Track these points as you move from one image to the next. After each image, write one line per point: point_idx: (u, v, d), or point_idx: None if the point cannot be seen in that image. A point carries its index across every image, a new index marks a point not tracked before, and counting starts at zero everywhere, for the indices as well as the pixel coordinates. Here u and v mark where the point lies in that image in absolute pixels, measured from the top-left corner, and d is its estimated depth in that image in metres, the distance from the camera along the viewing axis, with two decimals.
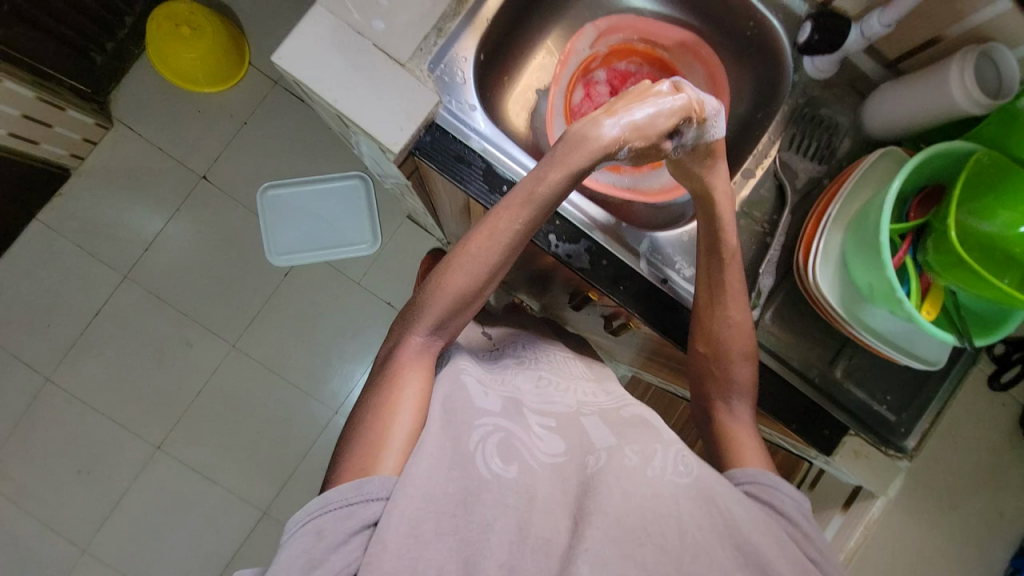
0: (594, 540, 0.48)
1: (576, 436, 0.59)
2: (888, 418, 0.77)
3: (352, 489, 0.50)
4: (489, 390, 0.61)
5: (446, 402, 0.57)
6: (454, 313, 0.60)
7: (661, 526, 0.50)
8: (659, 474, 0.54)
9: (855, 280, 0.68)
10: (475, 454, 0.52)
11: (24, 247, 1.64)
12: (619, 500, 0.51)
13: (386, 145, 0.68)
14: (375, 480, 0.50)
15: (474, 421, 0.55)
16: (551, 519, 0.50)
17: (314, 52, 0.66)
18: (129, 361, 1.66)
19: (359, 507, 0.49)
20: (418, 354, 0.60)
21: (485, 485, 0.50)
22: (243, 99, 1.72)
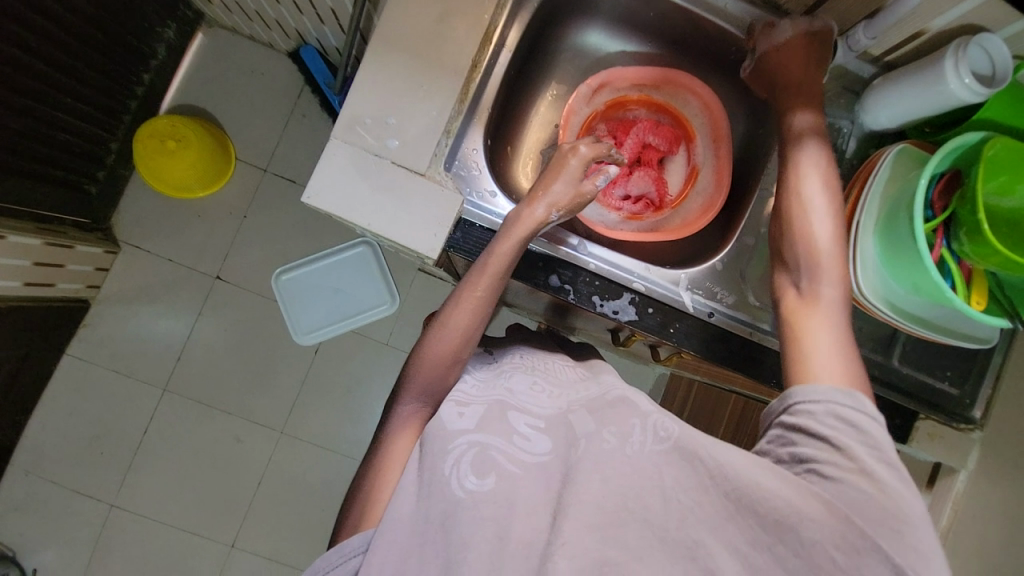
0: (569, 532, 0.50)
1: (562, 431, 0.60)
2: (952, 393, 0.81)
3: (335, 551, 0.56)
4: (467, 407, 0.63)
5: (425, 438, 0.62)
6: (438, 378, 0.68)
7: (645, 501, 0.52)
8: (639, 449, 0.56)
9: (896, 280, 0.70)
10: (448, 479, 0.55)
11: (61, 384, 1.67)
12: (597, 488, 0.52)
13: (423, 253, 0.71)
14: (355, 537, 0.56)
15: (450, 443, 0.58)
16: (534, 521, 0.53)
17: (339, 182, 0.69)
18: (185, 470, 1.68)
19: (342, 564, 0.55)
20: (407, 418, 0.66)
21: (463, 502, 0.54)
22: (238, 193, 1.75)
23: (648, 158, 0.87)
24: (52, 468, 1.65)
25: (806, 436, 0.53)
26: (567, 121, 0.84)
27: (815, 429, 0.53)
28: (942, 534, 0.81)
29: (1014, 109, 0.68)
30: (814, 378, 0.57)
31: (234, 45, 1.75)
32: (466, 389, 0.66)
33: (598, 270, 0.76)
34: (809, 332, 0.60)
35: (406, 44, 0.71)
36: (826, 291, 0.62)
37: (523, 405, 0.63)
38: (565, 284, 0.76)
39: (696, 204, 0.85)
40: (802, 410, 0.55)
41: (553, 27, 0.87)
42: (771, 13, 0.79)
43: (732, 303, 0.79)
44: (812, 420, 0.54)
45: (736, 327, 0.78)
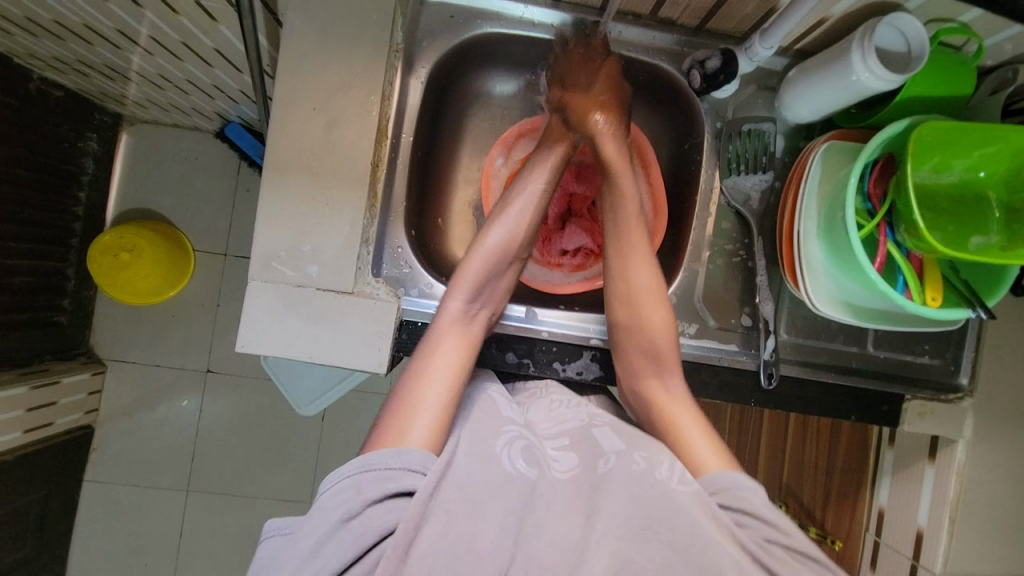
0: (602, 532, 0.52)
1: (591, 447, 0.62)
2: (934, 364, 0.79)
3: (391, 455, 0.54)
4: (513, 406, 0.66)
5: (474, 410, 0.64)
6: (489, 282, 0.71)
7: (671, 523, 0.52)
8: (665, 480, 0.56)
9: (849, 282, 0.68)
10: (502, 455, 0.57)
11: (87, 511, 1.65)
12: (625, 502, 0.54)
13: (372, 370, 0.69)
14: (414, 453, 0.55)
15: (501, 428, 0.61)
16: (567, 520, 0.53)
17: (270, 324, 0.68)
18: (229, 562, 1.67)
19: (395, 473, 0.53)
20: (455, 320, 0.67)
21: (510, 481, 0.55)
22: (204, 283, 1.68)
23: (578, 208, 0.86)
24: None
25: (764, 523, 0.54)
26: (488, 184, 0.83)
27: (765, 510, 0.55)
28: (950, 509, 0.78)
29: (938, 80, 0.65)
30: (705, 471, 0.59)
31: (160, 137, 1.66)
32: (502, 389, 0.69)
33: (552, 335, 0.76)
34: (676, 415, 0.65)
35: (303, 165, 0.68)
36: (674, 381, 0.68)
37: (551, 433, 0.65)
38: (522, 357, 0.75)
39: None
40: (743, 490, 0.56)
41: (455, 89, 0.84)
42: (664, 31, 0.77)
43: (694, 332, 0.78)
44: (756, 505, 0.55)
45: (704, 357, 0.77)
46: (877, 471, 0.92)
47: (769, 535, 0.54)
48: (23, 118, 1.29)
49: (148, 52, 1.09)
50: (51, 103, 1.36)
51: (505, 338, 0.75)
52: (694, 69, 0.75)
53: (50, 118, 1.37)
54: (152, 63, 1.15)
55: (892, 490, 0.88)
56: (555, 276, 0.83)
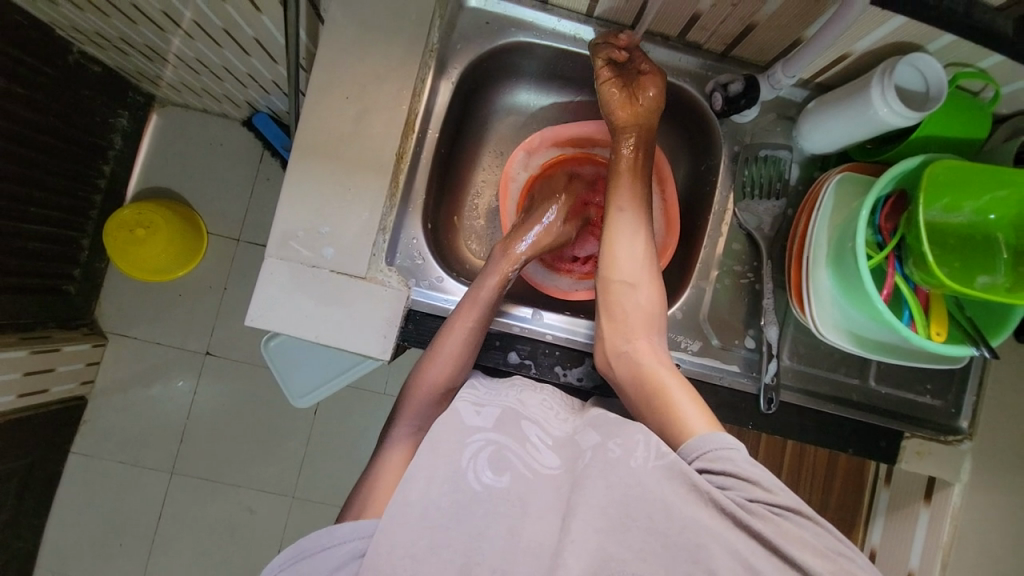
0: (578, 531, 0.52)
1: (571, 447, 0.62)
2: (936, 404, 0.79)
3: (325, 534, 0.57)
4: (484, 408, 0.65)
5: (439, 423, 0.63)
6: (432, 406, 0.70)
7: (647, 509, 0.53)
8: (642, 463, 0.56)
9: (855, 312, 0.69)
10: (466, 472, 0.57)
11: (70, 483, 1.64)
12: (603, 493, 0.55)
13: (375, 356, 0.70)
14: (346, 526, 0.57)
15: (467, 439, 0.60)
16: (544, 522, 0.54)
17: (280, 300, 0.69)
18: (204, 549, 1.65)
19: (332, 548, 0.56)
20: (401, 439, 0.69)
21: (477, 495, 0.56)
22: (214, 266, 1.70)
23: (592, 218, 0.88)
24: (74, 566, 1.63)
25: (742, 481, 0.54)
26: (505, 188, 0.85)
27: (744, 469, 0.55)
28: (942, 555, 0.77)
29: (954, 119, 0.67)
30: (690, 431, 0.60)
31: (189, 121, 1.70)
32: (478, 393, 0.68)
33: (556, 340, 0.76)
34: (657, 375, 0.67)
35: (330, 150, 0.70)
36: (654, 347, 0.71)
37: (535, 416, 0.65)
38: (525, 358, 0.76)
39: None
40: (722, 455, 0.56)
41: (482, 94, 0.86)
42: (692, 53, 0.79)
43: (697, 349, 0.78)
44: (737, 465, 0.55)
45: (704, 375, 0.77)
46: (871, 511, 0.92)
47: (750, 497, 0.53)
48: (60, 89, 1.32)
49: (189, 36, 1.12)
50: (88, 78, 1.40)
51: (510, 337, 0.76)
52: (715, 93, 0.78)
53: (86, 92, 1.41)
54: (190, 47, 1.18)
55: (884, 529, 0.88)
56: (568, 285, 0.85)
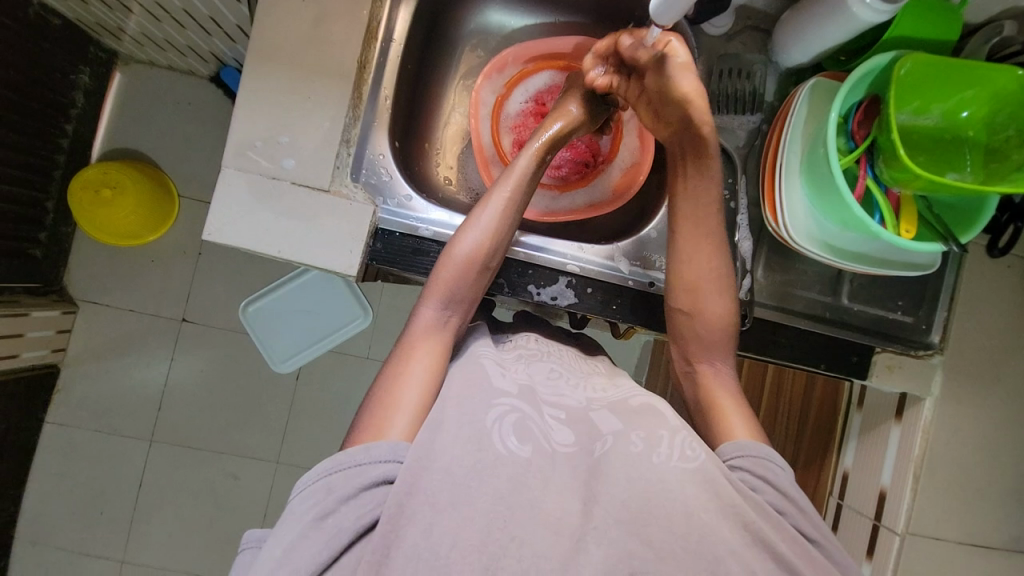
0: (600, 519, 0.48)
1: (586, 426, 0.56)
2: (908, 321, 0.79)
3: (361, 451, 0.53)
4: (507, 373, 0.60)
5: (465, 380, 0.58)
6: (463, 288, 0.67)
7: (667, 510, 0.48)
8: (664, 461, 0.52)
9: (830, 219, 0.68)
10: (492, 432, 0.51)
11: (46, 454, 1.60)
12: (627, 486, 0.49)
13: (343, 272, 0.68)
14: (384, 444, 0.53)
15: (491, 400, 0.55)
16: (565, 500, 0.49)
17: (241, 215, 0.66)
18: (188, 517, 1.63)
19: (366, 466, 0.52)
20: (428, 325, 0.65)
21: (501, 459, 0.50)
22: (189, 230, 1.65)
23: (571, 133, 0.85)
24: (55, 537, 1.60)
25: (778, 497, 0.54)
26: (477, 111, 0.81)
27: (777, 482, 0.56)
28: (913, 467, 0.78)
29: (928, 18, 0.66)
30: (731, 436, 0.61)
31: (155, 80, 1.62)
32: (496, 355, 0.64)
33: (529, 258, 0.74)
34: (721, 397, 0.65)
35: (289, 59, 0.67)
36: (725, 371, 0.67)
37: (551, 395, 0.60)
38: (498, 278, 0.74)
39: (633, 149, 0.84)
40: (764, 462, 0.57)
41: (448, 13, 0.84)
42: None
43: None
44: (775, 475, 0.56)
45: None
46: (844, 436, 0.92)
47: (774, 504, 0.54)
48: (19, 40, 1.24)
49: None
50: (48, 31, 1.31)
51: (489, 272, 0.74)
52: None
53: (46, 46, 1.32)
54: None
55: (858, 451, 0.89)
56: (563, 199, 0.85)
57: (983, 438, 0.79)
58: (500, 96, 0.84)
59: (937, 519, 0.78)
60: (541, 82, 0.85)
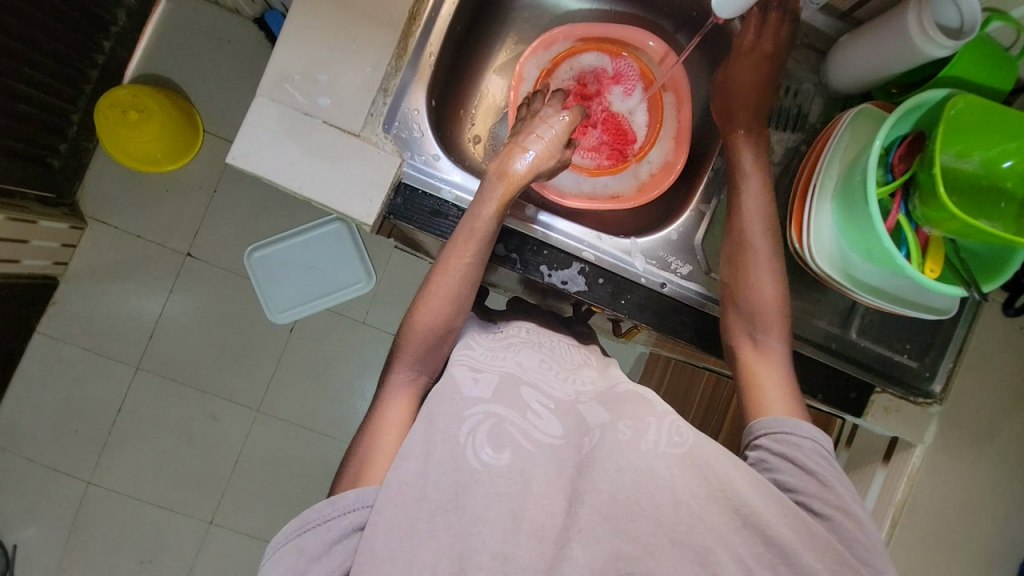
0: (586, 519, 0.49)
1: (574, 420, 0.58)
2: (911, 365, 0.78)
3: (327, 504, 0.53)
4: (481, 376, 0.59)
5: (436, 394, 0.58)
6: (431, 348, 0.65)
7: (655, 501, 0.49)
8: (652, 448, 0.53)
9: (854, 247, 0.68)
10: (464, 448, 0.52)
11: (32, 363, 1.60)
12: (613, 479, 0.51)
13: (359, 219, 0.68)
14: (351, 494, 0.53)
15: (465, 412, 0.55)
16: (548, 501, 0.51)
17: (267, 145, 0.65)
18: (162, 449, 1.63)
19: (336, 519, 0.52)
20: (400, 386, 0.63)
21: (475, 476, 0.51)
22: (207, 167, 1.64)
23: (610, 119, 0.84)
24: (27, 446, 1.60)
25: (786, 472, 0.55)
26: (519, 82, 0.80)
27: (799, 458, 0.56)
28: (893, 511, 0.78)
29: (984, 63, 0.65)
30: (765, 410, 0.60)
31: (197, 11, 1.60)
32: (476, 356, 0.62)
33: (547, 238, 0.74)
34: (764, 375, 0.63)
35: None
36: (777, 345, 0.64)
37: (535, 383, 0.60)
38: (511, 253, 0.73)
39: (668, 148, 0.83)
40: (787, 439, 0.57)
41: None
42: None
43: (686, 273, 0.76)
44: (798, 452, 0.56)
45: (690, 298, 0.75)
46: None
47: (789, 481, 0.55)
48: None
49: None
50: None
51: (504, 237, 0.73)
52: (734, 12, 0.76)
53: None
54: None
55: None
56: (588, 183, 0.82)
57: (966, 492, 0.78)
58: (543, 70, 0.82)
59: (906, 567, 0.78)
60: (587, 61, 0.84)
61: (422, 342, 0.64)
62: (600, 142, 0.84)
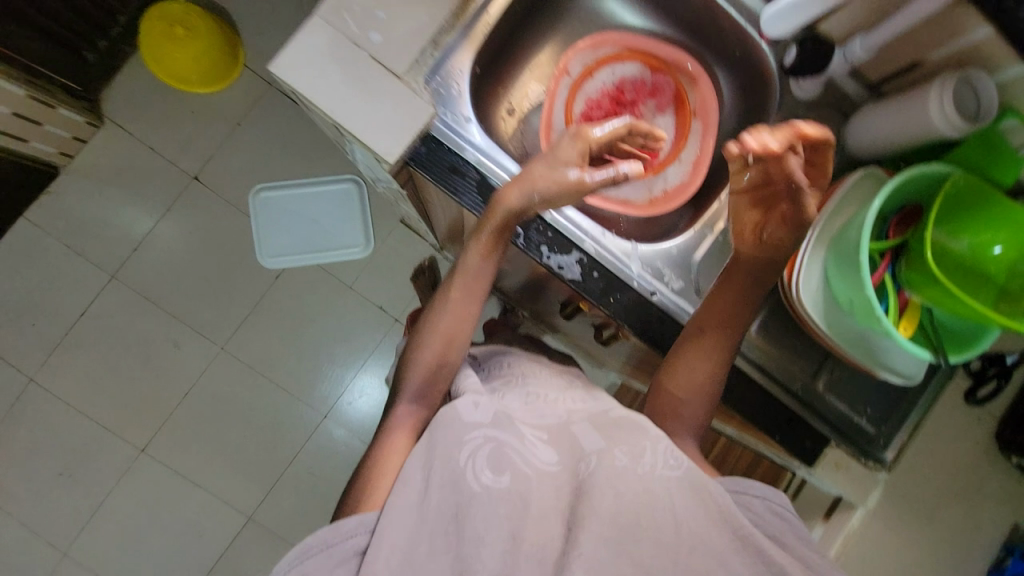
0: (588, 543, 0.53)
1: (568, 446, 0.62)
2: (868, 430, 0.80)
3: (330, 530, 0.57)
4: (480, 403, 0.65)
5: (443, 426, 0.62)
6: (432, 381, 0.71)
7: (654, 520, 0.55)
8: (648, 471, 0.59)
9: (837, 297, 0.70)
10: (466, 471, 0.57)
11: (9, 245, 1.57)
12: (611, 503, 0.56)
13: (381, 155, 0.69)
14: (352, 520, 0.57)
15: (465, 438, 0.60)
16: (547, 522, 0.55)
17: (312, 63, 0.67)
18: (116, 363, 1.59)
19: (338, 544, 0.56)
20: (402, 418, 0.69)
21: (477, 497, 0.55)
22: (238, 99, 1.64)
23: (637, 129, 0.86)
24: None
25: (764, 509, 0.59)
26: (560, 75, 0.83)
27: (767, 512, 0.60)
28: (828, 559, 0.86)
29: (988, 156, 0.68)
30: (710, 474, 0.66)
31: None
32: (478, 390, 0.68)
33: (552, 220, 0.75)
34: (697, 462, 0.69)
35: None
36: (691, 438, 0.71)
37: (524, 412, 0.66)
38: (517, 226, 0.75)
39: (683, 170, 0.85)
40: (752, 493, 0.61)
41: None
42: None
43: (677, 289, 0.78)
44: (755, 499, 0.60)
45: (675, 312, 0.77)
46: None
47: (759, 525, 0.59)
48: None
49: None
50: None
51: None
52: (774, 56, 0.80)
53: None
54: None
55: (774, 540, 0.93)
56: None
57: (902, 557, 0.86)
58: (585, 70, 0.85)
59: None
60: (627, 72, 0.87)
61: (423, 375, 0.71)
62: None
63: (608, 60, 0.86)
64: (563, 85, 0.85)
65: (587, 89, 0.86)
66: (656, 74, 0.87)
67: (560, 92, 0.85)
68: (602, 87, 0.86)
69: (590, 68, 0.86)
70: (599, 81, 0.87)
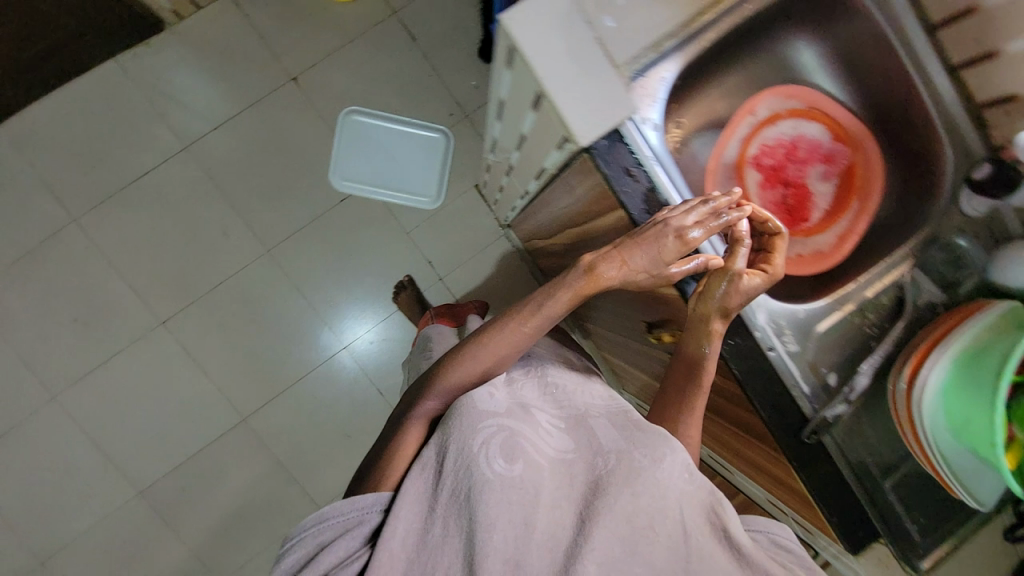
0: (599, 540, 0.54)
1: (585, 440, 0.64)
2: (914, 537, 0.82)
3: (347, 503, 0.63)
4: (496, 393, 0.67)
5: (460, 415, 0.63)
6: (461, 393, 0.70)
7: (666, 526, 0.57)
8: (664, 477, 0.59)
9: (951, 413, 0.71)
10: (479, 457, 0.58)
11: (91, 83, 1.51)
12: (627, 502, 0.57)
13: (574, 134, 0.69)
14: (368, 496, 0.63)
15: (481, 424, 0.61)
16: (559, 515, 0.58)
17: (541, 23, 0.66)
18: (161, 231, 1.56)
19: (353, 514, 0.63)
20: (424, 415, 0.70)
21: (492, 482, 0.57)
22: (360, 15, 1.58)
23: (800, 185, 0.87)
24: (41, 154, 1.52)
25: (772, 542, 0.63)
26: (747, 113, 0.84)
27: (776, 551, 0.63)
28: None
29: None
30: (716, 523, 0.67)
31: None
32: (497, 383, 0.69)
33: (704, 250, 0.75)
34: None
35: None
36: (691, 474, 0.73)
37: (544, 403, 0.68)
38: None
39: (833, 237, 0.86)
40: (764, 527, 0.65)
41: (780, 25, 0.87)
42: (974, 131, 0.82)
43: (792, 352, 0.78)
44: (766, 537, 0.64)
45: (785, 374, 0.77)
46: None
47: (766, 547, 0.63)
48: None
49: None
50: None
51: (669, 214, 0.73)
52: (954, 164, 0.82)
53: None
54: None
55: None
56: None
57: None
58: (771, 114, 0.86)
59: None
60: (809, 128, 0.87)
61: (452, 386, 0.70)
62: (781, 201, 0.86)
63: (794, 113, 0.86)
64: (744, 122, 0.85)
65: (766, 132, 0.86)
66: (835, 139, 0.87)
67: (741, 128, 0.85)
68: (779, 136, 0.86)
69: (777, 114, 0.86)
70: (780, 129, 0.87)
